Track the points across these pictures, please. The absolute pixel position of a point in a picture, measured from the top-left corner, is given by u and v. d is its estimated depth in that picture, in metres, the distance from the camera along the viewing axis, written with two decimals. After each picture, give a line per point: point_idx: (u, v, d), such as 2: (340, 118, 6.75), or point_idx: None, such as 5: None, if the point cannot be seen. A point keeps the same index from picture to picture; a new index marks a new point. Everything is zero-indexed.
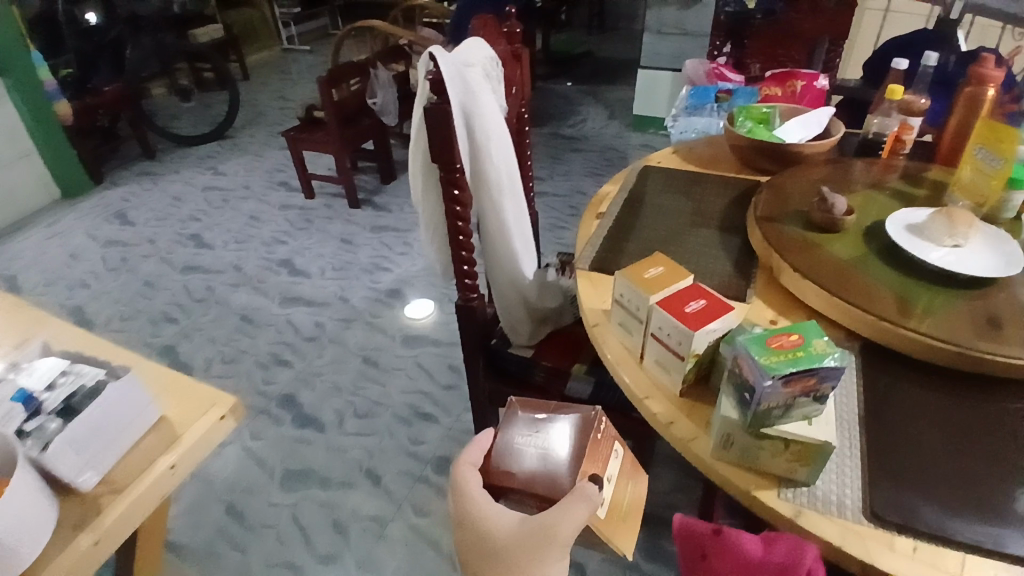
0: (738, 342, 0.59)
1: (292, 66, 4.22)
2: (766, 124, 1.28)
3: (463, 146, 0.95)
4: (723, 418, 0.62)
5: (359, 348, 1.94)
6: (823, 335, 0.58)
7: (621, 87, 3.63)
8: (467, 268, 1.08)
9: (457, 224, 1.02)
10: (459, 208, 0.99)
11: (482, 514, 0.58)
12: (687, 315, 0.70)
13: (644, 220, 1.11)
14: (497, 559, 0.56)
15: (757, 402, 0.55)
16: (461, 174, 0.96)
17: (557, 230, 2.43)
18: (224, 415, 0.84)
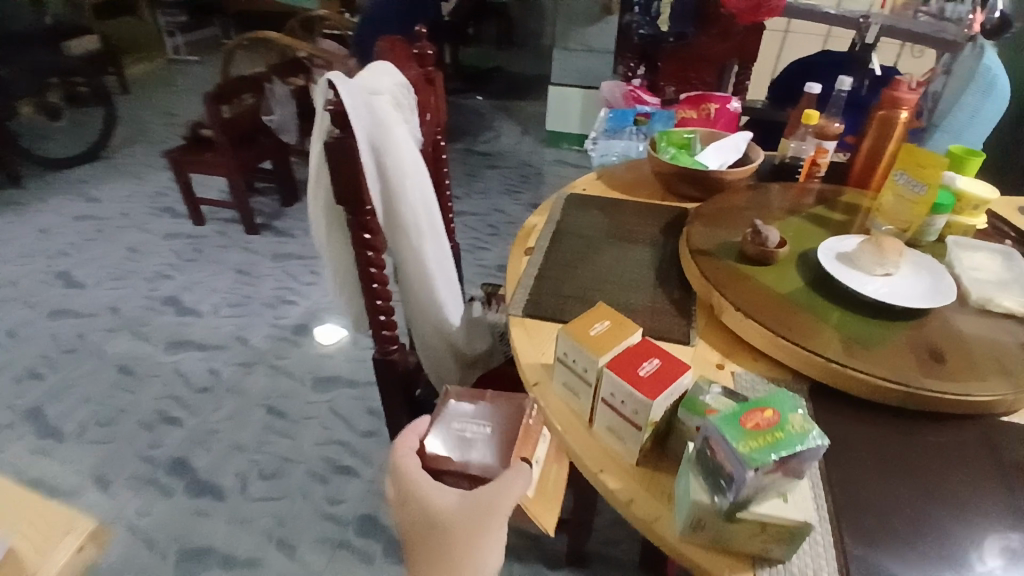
0: (709, 421, 0.51)
1: (179, 78, 3.84)
2: (687, 150, 1.25)
3: (374, 184, 0.83)
4: (694, 504, 0.55)
5: (263, 396, 1.72)
6: (799, 405, 0.52)
7: (533, 102, 3.61)
8: (383, 319, 0.94)
9: (369, 271, 0.89)
10: (371, 254, 0.87)
11: (428, 500, 0.67)
12: (640, 380, 0.62)
13: (575, 256, 1.03)
14: (441, 531, 0.65)
15: (736, 492, 0.48)
16: (372, 215, 0.84)
17: (477, 251, 2.33)
18: (85, 544, 0.66)
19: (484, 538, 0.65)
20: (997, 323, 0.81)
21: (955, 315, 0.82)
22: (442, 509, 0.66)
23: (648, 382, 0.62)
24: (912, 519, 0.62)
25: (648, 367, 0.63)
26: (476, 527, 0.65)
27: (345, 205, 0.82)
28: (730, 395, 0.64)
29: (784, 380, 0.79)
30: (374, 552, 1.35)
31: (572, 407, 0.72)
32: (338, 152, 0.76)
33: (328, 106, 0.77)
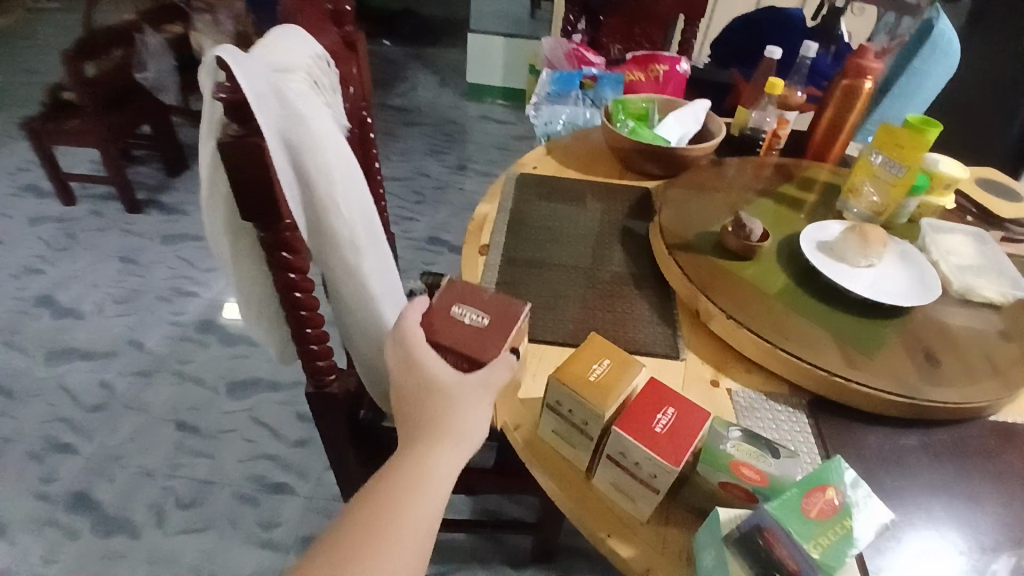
0: (782, 519, 0.46)
1: (18, 19, 3.18)
2: (645, 121, 1.14)
3: (291, 191, 0.65)
4: None
5: (171, 410, 1.50)
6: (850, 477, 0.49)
7: (448, 50, 3.33)
8: (317, 347, 0.78)
9: (295, 296, 0.71)
10: (293, 276, 0.69)
11: (420, 367, 0.60)
12: (657, 440, 0.53)
13: (536, 254, 0.91)
14: (427, 400, 0.59)
15: None
16: (290, 230, 0.66)
17: (404, 222, 2.14)
18: None
19: (465, 411, 0.59)
20: (976, 313, 0.79)
21: (940, 307, 0.80)
22: (434, 378, 0.60)
23: (667, 442, 0.53)
24: (934, 548, 0.58)
25: (662, 420, 0.54)
26: (462, 405, 0.59)
27: (252, 220, 0.63)
28: (750, 439, 0.57)
29: (779, 394, 0.73)
30: None
31: (563, 456, 0.62)
32: (239, 155, 0.57)
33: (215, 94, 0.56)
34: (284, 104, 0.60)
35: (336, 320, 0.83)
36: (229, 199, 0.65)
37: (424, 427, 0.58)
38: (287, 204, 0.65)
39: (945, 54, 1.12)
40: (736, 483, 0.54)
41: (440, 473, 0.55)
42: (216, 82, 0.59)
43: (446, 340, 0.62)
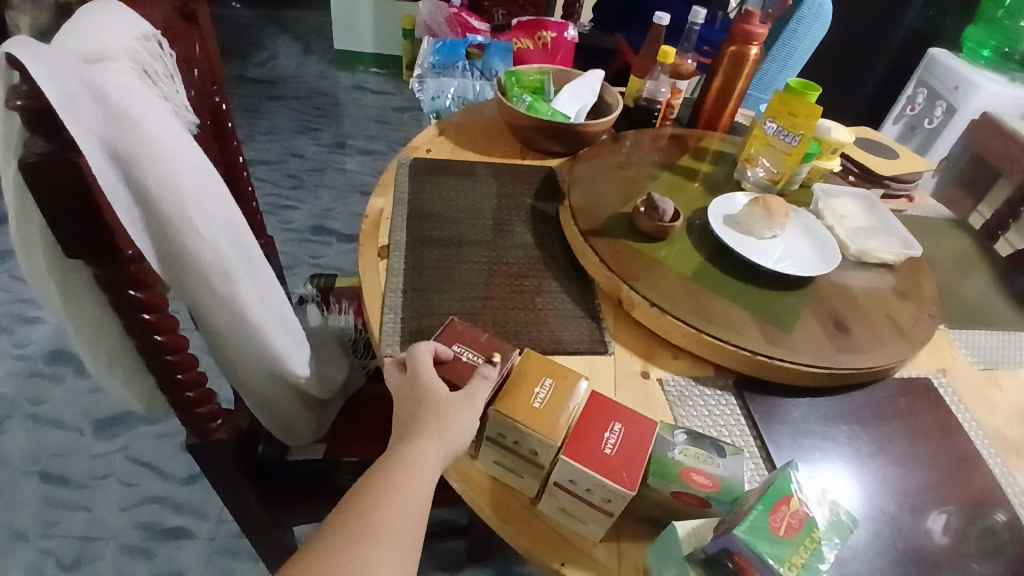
0: (748, 543, 0.43)
1: None
2: (540, 95, 1.07)
3: (129, 216, 0.51)
4: None
5: (22, 462, 1.24)
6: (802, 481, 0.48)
7: (309, 11, 3.03)
8: (193, 392, 0.65)
9: (154, 340, 0.58)
10: (149, 317, 0.56)
11: (416, 379, 0.54)
12: (607, 462, 0.48)
13: (445, 253, 0.82)
14: (418, 409, 0.53)
15: None
16: (137, 264, 0.53)
17: (282, 211, 1.94)
18: None
19: (453, 420, 0.52)
20: (874, 274, 0.84)
21: (842, 273, 0.83)
22: (427, 387, 0.53)
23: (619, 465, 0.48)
24: (868, 514, 0.60)
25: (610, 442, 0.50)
26: (460, 413, 0.52)
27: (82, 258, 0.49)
28: (696, 441, 0.54)
29: (707, 377, 0.72)
30: None
31: (505, 485, 0.57)
32: (47, 178, 0.43)
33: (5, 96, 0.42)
34: (105, 106, 0.47)
35: (214, 354, 0.70)
36: (44, 232, 0.50)
37: (410, 422, 0.53)
38: (128, 233, 0.51)
39: (819, 17, 1.15)
40: (689, 493, 0.50)
41: (423, 470, 0.51)
42: (5, 83, 0.44)
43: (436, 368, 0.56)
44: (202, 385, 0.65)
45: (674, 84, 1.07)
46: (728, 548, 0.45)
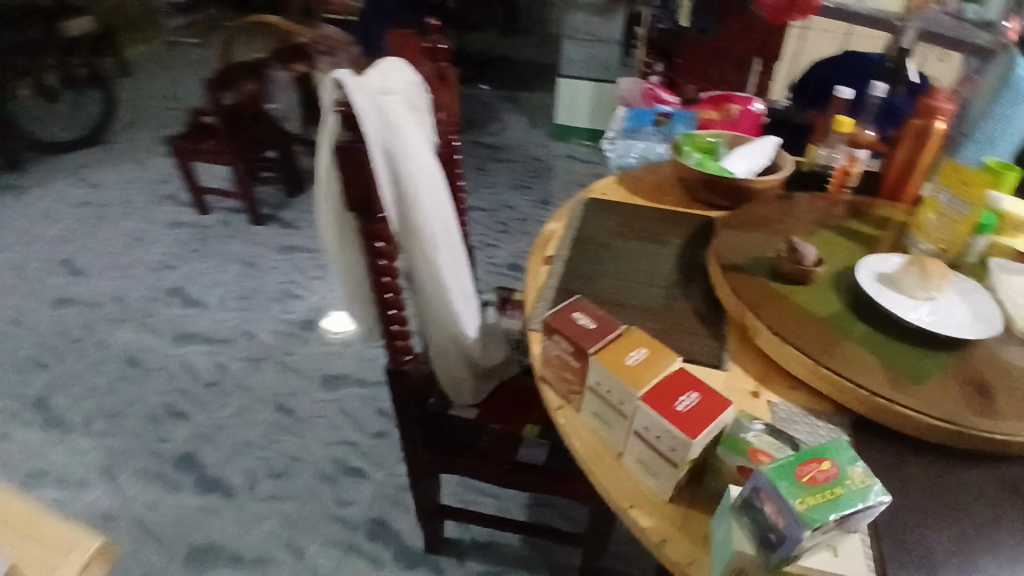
0: (761, 472, 0.49)
1: (177, 63, 3.78)
2: (711, 154, 1.19)
3: (388, 192, 0.78)
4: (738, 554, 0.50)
5: (269, 394, 1.70)
6: (855, 459, 0.51)
7: (540, 93, 3.55)
8: (397, 328, 0.89)
9: (382, 280, 0.83)
10: (384, 262, 0.81)
11: None
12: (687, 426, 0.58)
13: (596, 268, 0.99)
14: None
15: (787, 550, 0.47)
16: (384, 223, 0.78)
17: (488, 248, 2.28)
18: (95, 560, 0.82)
19: None
20: None
21: (1007, 347, 0.78)
22: None
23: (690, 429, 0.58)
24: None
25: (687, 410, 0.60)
26: None
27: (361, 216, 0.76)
28: (773, 433, 0.60)
29: (822, 410, 0.75)
30: (382, 557, 1.35)
31: (600, 437, 0.69)
32: (347, 155, 0.71)
33: (336, 107, 0.72)
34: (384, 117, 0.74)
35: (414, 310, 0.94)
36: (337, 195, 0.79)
37: None
38: (383, 201, 0.77)
39: None
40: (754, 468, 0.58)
41: None
42: (333, 99, 0.73)
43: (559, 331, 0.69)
44: (403, 325, 0.89)
45: (851, 152, 1.13)
46: (755, 481, 0.49)
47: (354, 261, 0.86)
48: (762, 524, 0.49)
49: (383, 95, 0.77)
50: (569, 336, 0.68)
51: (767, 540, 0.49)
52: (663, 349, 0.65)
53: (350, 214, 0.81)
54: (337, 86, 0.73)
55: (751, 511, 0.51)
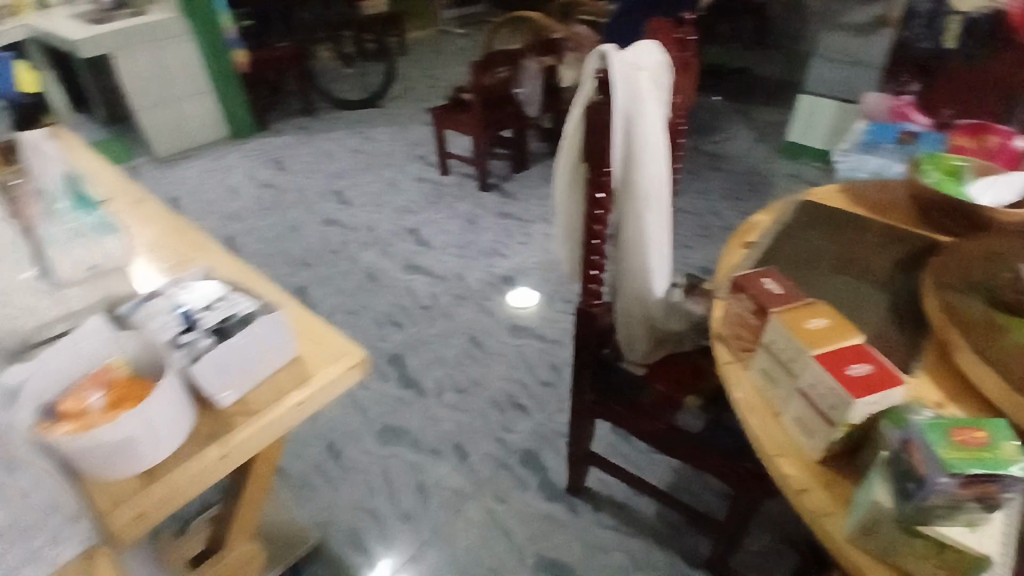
0: (914, 426, 0.57)
1: (446, 46, 4.41)
2: (954, 178, 1.13)
3: (620, 150, 0.94)
4: (873, 502, 0.57)
5: (466, 326, 2.15)
6: (1013, 440, 0.56)
7: (775, 110, 3.42)
8: (595, 273, 1.04)
9: (594, 227, 0.98)
10: (600, 211, 0.97)
11: None
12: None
13: (793, 261, 1.02)
14: None
15: (923, 495, 0.54)
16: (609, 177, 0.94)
17: (683, 249, 2.33)
18: (354, 366, 0.85)
19: None
20: None
21: None
22: None
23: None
24: None
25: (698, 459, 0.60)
26: None
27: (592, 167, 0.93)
28: None
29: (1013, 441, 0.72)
30: (528, 481, 1.68)
31: (761, 394, 0.76)
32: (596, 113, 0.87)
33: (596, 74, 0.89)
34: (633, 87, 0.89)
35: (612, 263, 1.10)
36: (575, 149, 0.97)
37: None
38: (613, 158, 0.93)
39: None
40: None
41: None
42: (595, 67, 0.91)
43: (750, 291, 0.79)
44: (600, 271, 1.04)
45: None
46: (905, 437, 0.58)
47: (575, 208, 1.04)
48: (902, 476, 0.57)
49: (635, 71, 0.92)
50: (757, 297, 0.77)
51: (905, 490, 0.56)
52: (845, 324, 0.71)
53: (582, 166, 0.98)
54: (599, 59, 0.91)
55: (896, 465, 0.58)
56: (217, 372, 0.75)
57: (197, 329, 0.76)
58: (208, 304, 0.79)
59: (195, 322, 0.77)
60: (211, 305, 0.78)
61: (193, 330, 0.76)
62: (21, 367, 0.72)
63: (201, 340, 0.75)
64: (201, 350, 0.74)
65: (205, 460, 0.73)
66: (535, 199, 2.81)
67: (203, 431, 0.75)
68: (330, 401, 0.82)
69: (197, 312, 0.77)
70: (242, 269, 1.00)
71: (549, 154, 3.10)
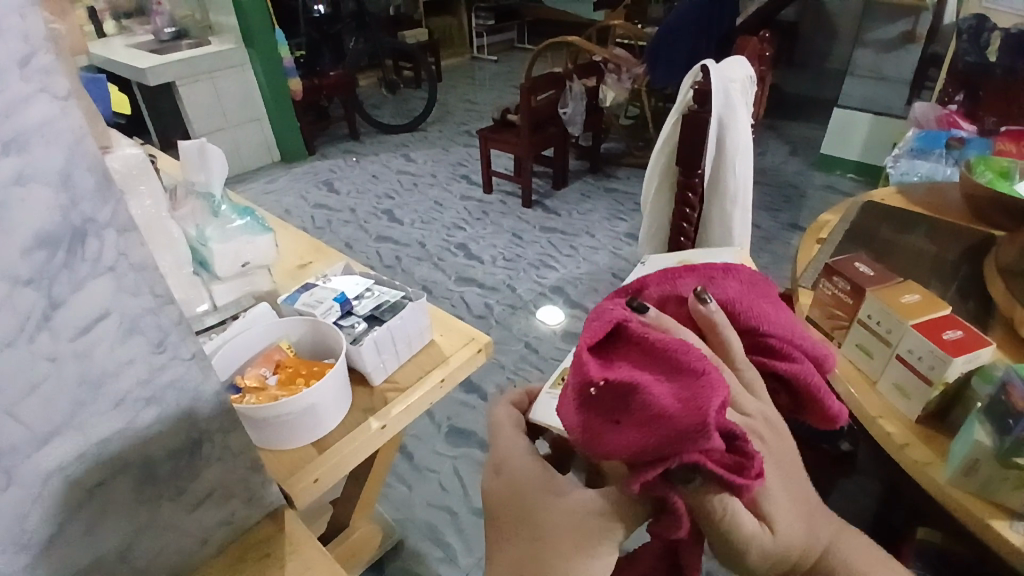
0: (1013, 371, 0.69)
1: (478, 73, 4.58)
2: (1006, 177, 1.23)
3: (710, 146, 1.06)
4: (975, 442, 0.67)
5: (521, 334, 2.08)
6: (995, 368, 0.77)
7: (808, 124, 3.35)
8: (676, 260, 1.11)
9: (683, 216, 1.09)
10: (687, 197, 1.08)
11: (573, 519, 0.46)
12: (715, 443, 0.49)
13: (878, 244, 1.13)
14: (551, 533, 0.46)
15: None
16: (698, 178, 1.08)
17: None
18: (481, 348, 0.98)
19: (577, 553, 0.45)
20: None
21: None
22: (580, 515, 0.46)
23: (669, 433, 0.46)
24: None
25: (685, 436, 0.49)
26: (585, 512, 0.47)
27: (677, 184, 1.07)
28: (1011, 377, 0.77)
29: None
30: None
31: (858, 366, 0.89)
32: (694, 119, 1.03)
33: (694, 85, 1.06)
34: (726, 96, 1.04)
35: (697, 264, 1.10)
36: (672, 150, 1.12)
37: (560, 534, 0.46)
38: (704, 160, 1.07)
39: None
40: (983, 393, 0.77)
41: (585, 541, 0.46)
42: (693, 80, 1.07)
43: (848, 274, 0.92)
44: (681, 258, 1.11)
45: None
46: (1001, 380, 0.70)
47: (662, 204, 1.18)
48: (1002, 415, 0.68)
49: (730, 83, 1.05)
50: (851, 278, 0.91)
51: (1005, 427, 0.67)
52: (943, 304, 0.84)
53: (675, 167, 1.13)
54: (700, 72, 1.07)
55: (996, 411, 0.69)
56: (376, 351, 0.87)
57: (354, 316, 0.90)
58: (360, 295, 0.94)
59: (351, 309, 0.91)
60: (362, 295, 0.94)
61: (351, 317, 0.90)
62: (215, 341, 0.84)
63: (358, 326, 0.89)
64: (361, 331, 0.88)
65: (368, 430, 0.82)
66: (576, 212, 2.88)
67: (360, 407, 0.86)
68: (465, 376, 0.94)
69: (352, 301, 0.92)
70: (334, 259, 1.15)
71: (586, 171, 3.21)
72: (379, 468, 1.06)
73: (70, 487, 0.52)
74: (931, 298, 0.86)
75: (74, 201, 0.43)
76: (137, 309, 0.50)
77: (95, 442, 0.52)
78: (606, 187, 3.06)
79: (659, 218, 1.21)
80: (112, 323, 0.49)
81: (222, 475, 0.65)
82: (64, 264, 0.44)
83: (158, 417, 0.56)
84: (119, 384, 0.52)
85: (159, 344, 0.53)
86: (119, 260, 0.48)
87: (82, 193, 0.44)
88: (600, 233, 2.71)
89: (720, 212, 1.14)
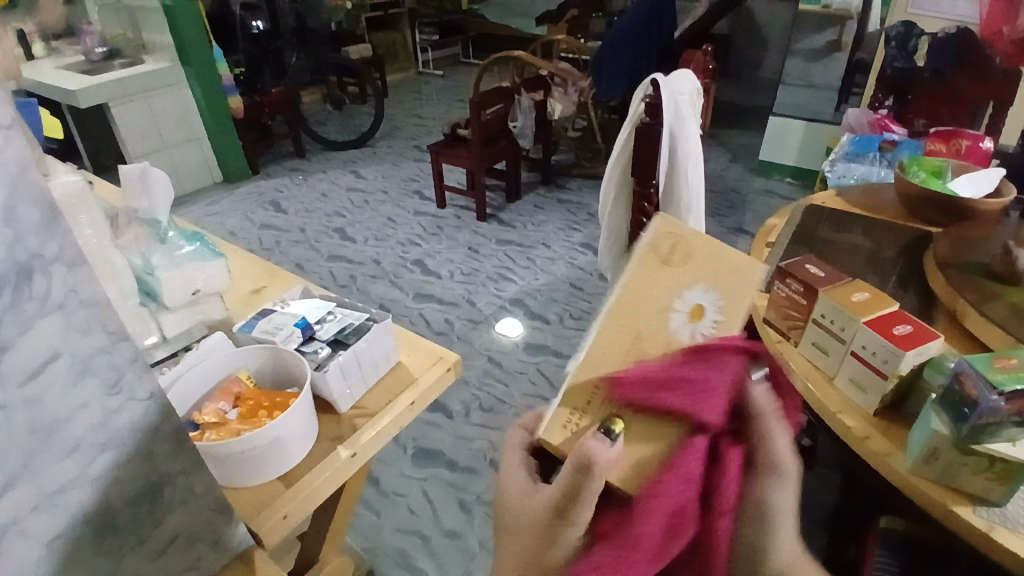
0: (965, 362, 0.72)
1: (425, 88, 4.57)
2: (937, 176, 1.32)
3: (663, 156, 1.09)
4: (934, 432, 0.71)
5: (483, 348, 2.06)
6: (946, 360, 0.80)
7: (746, 131, 3.50)
8: None
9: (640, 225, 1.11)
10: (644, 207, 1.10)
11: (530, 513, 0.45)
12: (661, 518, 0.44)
13: (824, 244, 1.18)
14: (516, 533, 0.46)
15: (978, 415, 0.68)
16: (654, 189, 1.11)
17: None
18: (450, 367, 0.96)
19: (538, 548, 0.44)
20: None
21: None
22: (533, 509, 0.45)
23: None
24: None
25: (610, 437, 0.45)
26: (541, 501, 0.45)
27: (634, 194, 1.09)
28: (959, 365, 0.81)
29: None
30: None
31: (816, 364, 0.93)
32: (646, 130, 1.05)
33: (644, 98, 1.09)
34: (676, 108, 1.07)
35: None
36: (627, 162, 1.15)
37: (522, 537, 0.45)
38: (659, 170, 1.09)
39: None
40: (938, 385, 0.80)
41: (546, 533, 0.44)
42: (645, 93, 1.10)
43: (800, 275, 0.96)
44: None
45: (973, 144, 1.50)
46: (954, 370, 0.73)
47: (620, 214, 1.20)
48: (958, 404, 0.71)
49: (678, 95, 1.09)
50: (803, 279, 0.95)
51: (961, 416, 0.71)
52: (890, 299, 0.88)
53: (631, 178, 1.15)
54: (650, 86, 1.10)
55: (952, 400, 0.72)
56: (343, 376, 0.84)
57: (316, 341, 0.87)
58: (321, 319, 0.91)
59: (313, 334, 0.88)
60: (323, 319, 0.91)
61: (313, 342, 0.87)
62: (169, 374, 0.79)
63: (321, 351, 0.86)
64: (324, 357, 0.85)
65: (338, 460, 0.79)
66: (531, 224, 2.90)
67: (328, 436, 0.83)
68: (436, 396, 0.92)
69: (313, 326, 0.89)
70: (290, 284, 1.10)
71: (539, 183, 3.25)
72: (347, 497, 1.02)
73: (18, 546, 0.47)
74: (877, 295, 0.91)
75: (19, 238, 0.40)
76: (90, 349, 0.47)
77: (49, 494, 0.48)
78: (559, 199, 3.10)
79: (617, 228, 1.23)
80: (63, 366, 0.45)
81: (187, 519, 0.61)
82: (9, 305, 0.41)
83: (114, 464, 0.52)
84: (72, 431, 0.47)
85: (114, 385, 0.49)
86: (69, 297, 0.44)
87: (26, 228, 0.40)
88: (555, 244, 2.73)
89: (676, 220, 1.17)
